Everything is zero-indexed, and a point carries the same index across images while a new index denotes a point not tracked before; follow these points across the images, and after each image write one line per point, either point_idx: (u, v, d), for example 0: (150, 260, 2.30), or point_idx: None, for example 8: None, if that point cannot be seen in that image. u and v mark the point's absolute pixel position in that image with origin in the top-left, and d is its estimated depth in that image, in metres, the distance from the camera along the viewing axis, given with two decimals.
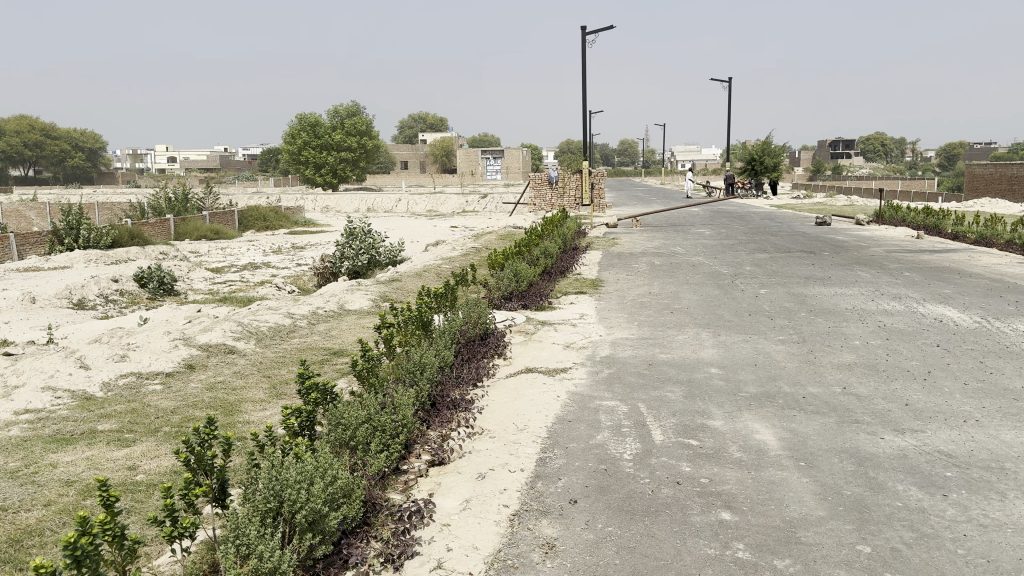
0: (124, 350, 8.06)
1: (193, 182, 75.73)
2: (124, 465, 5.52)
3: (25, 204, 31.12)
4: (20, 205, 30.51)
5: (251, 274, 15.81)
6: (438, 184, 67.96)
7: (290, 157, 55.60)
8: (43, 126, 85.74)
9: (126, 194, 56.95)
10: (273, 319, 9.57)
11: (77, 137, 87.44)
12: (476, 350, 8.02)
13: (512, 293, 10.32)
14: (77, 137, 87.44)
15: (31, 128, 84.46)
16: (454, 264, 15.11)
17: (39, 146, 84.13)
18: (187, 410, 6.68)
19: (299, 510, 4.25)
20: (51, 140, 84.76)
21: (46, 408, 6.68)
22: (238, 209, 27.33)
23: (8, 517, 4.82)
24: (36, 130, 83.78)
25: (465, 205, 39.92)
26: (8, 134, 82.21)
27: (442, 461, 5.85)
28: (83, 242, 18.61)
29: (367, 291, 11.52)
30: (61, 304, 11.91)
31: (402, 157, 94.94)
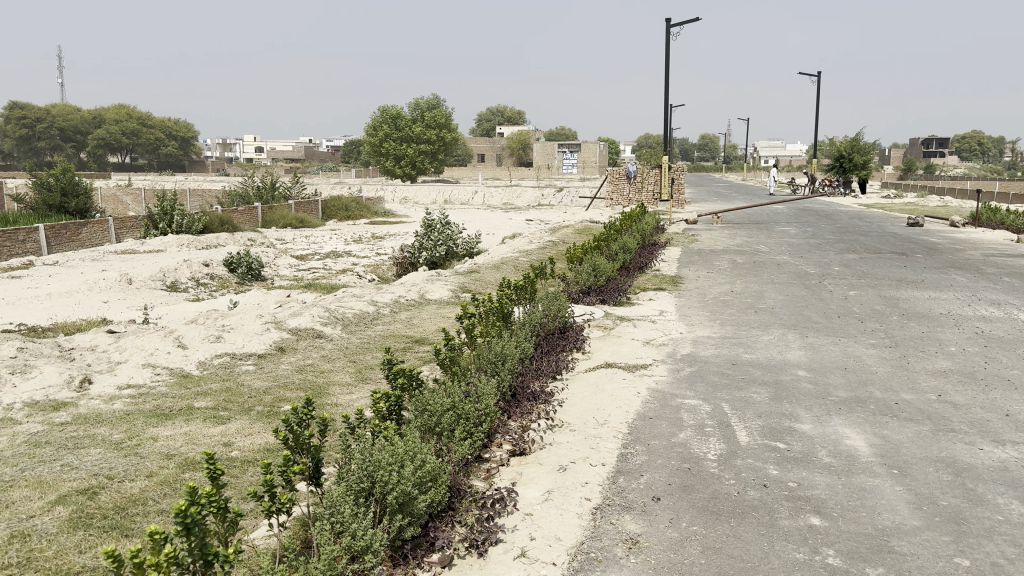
0: (218, 331, 8.36)
1: (278, 172, 77.66)
2: (221, 441, 5.74)
3: (125, 189, 32.61)
4: (118, 190, 31.98)
5: (333, 262, 16.20)
6: (515, 179, 67.88)
7: (372, 149, 56.94)
8: (140, 116, 89.48)
9: (215, 182, 58.92)
10: (358, 306, 9.77)
11: (169, 126, 90.92)
12: (555, 343, 8.04)
13: (590, 288, 10.30)
14: (169, 126, 90.91)
15: (129, 117, 88.22)
16: (533, 258, 15.13)
17: (136, 135, 87.54)
18: (278, 390, 6.90)
19: (390, 491, 4.35)
20: (148, 127, 87.77)
21: (146, 384, 7.00)
22: (322, 199, 28.04)
23: (114, 486, 5.06)
24: (134, 119, 87.25)
25: (542, 198, 39.93)
26: (108, 124, 85.81)
27: (522, 451, 5.89)
28: (176, 227, 19.38)
29: (447, 282, 11.65)
30: (156, 286, 12.43)
31: (479, 149, 95.34)
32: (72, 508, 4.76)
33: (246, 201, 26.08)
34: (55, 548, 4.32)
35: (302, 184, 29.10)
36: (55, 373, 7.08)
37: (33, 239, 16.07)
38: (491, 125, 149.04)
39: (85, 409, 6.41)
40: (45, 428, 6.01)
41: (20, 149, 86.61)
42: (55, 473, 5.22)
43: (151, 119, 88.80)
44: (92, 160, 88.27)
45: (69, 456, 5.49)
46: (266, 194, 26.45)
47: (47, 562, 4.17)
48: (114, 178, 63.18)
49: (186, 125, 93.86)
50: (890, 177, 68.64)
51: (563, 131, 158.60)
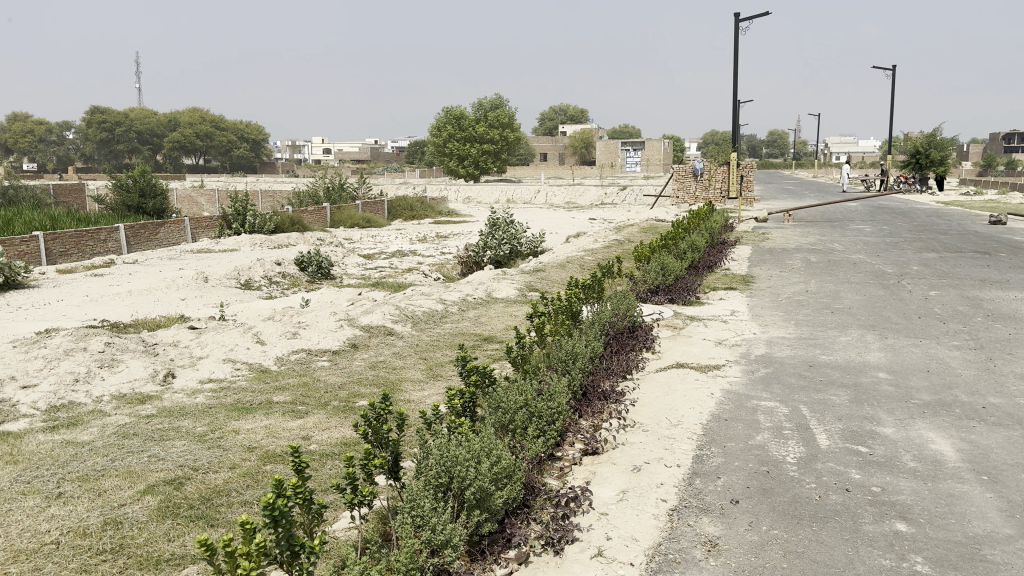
0: (295, 328, 8.57)
1: (344, 172, 78.98)
2: (300, 434, 5.88)
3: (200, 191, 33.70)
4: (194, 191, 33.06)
5: (399, 261, 16.45)
6: (576, 177, 67.59)
7: (436, 149, 57.62)
8: (212, 119, 92.04)
9: (285, 182, 60.45)
10: (427, 304, 9.90)
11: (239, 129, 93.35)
12: (624, 342, 7.99)
13: (659, 287, 10.23)
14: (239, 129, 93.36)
15: (202, 120, 90.26)
16: (599, 257, 15.05)
17: (209, 137, 89.74)
18: (353, 386, 7.04)
19: (468, 487, 4.37)
20: (221, 130, 90.23)
21: (227, 378, 7.24)
22: (388, 199, 28.47)
23: (199, 477, 5.23)
24: (207, 122, 89.50)
25: (605, 197, 39.76)
26: (181, 127, 88.63)
27: (595, 450, 5.88)
28: (249, 227, 19.98)
29: (514, 281, 11.72)
30: (231, 284, 12.80)
31: (541, 148, 95.22)
32: (160, 497, 4.93)
33: (316, 201, 26.69)
34: (146, 535, 4.47)
35: (369, 184, 29.60)
36: (141, 367, 7.38)
37: (115, 239, 16.73)
38: (552, 124, 148.60)
39: (169, 402, 6.66)
40: (133, 419, 6.26)
41: (99, 152, 90.35)
42: (143, 464, 5.41)
43: (221, 121, 91.31)
44: (167, 163, 91.48)
45: (155, 448, 5.69)
46: (335, 194, 27.02)
47: (139, 548, 4.32)
48: (187, 179, 65.28)
49: (254, 126, 96.34)
50: (972, 174, 65.91)
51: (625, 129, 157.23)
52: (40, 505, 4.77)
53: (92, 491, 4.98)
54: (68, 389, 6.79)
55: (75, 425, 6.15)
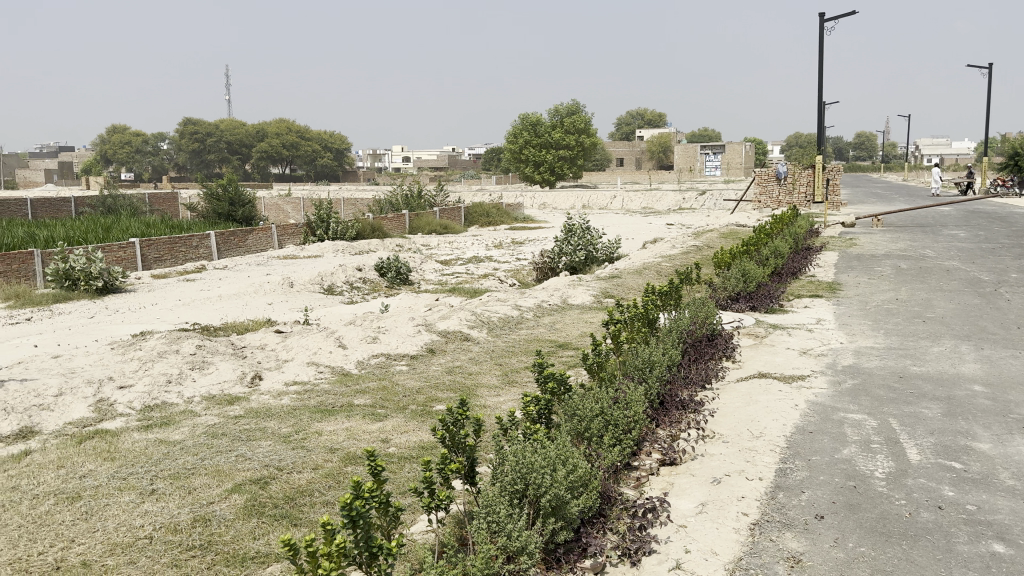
0: (375, 332, 8.77)
1: (422, 179, 80.11)
2: (379, 437, 6.02)
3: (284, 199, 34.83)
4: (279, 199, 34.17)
5: (476, 267, 16.63)
6: (653, 182, 66.78)
7: (512, 156, 57.98)
8: (297, 129, 95.13)
9: (366, 190, 61.96)
10: (503, 310, 9.97)
11: (322, 139, 96.17)
12: (703, 351, 7.85)
13: (740, 294, 10.04)
14: (322, 139, 96.17)
15: (288, 130, 92.41)
16: (677, 264, 14.83)
17: (295, 147, 91.79)
18: (431, 391, 7.16)
19: (543, 494, 4.34)
20: (305, 139, 93.11)
21: (311, 381, 7.47)
22: (465, 205, 28.80)
23: (283, 476, 5.41)
24: (292, 132, 91.59)
25: (683, 202, 39.17)
26: (268, 136, 91.87)
27: (673, 461, 5.79)
28: (332, 234, 20.59)
29: (589, 287, 11.68)
30: (315, 289, 13.22)
31: (618, 153, 94.45)
32: (247, 496, 5.12)
33: (396, 209, 27.25)
34: (232, 533, 4.64)
35: (446, 191, 30.02)
36: (231, 370, 7.69)
37: (206, 245, 17.48)
38: (628, 129, 147.30)
39: (256, 403, 6.92)
40: (221, 420, 6.52)
41: (192, 162, 94.71)
42: (230, 463, 5.63)
43: (306, 130, 94.25)
44: (254, 172, 95.14)
45: (242, 448, 5.91)
46: (414, 202, 27.52)
47: (225, 546, 4.50)
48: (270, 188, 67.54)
49: (336, 135, 99.10)
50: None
51: (704, 133, 154.52)
52: (135, 500, 5.03)
53: (183, 489, 5.21)
54: (162, 390, 7.13)
55: (169, 424, 6.46)
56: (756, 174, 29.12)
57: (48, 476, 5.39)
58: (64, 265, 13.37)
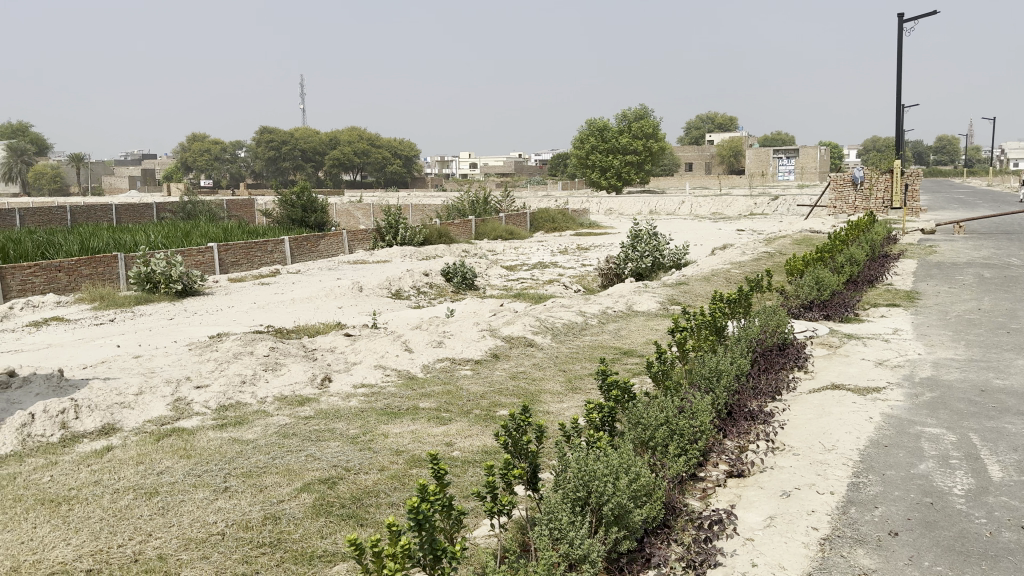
0: (440, 337, 8.88)
1: (489, 185, 80.62)
2: (444, 441, 6.10)
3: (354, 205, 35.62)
4: (349, 205, 34.96)
5: (541, 273, 16.66)
6: (723, 187, 65.62)
7: (578, 161, 57.84)
8: (368, 136, 97.16)
9: (433, 197, 62.79)
10: (567, 316, 9.96)
11: (392, 146, 97.92)
12: (774, 361, 7.67)
13: (813, 302, 9.77)
14: (392, 146, 97.92)
15: (360, 138, 94.72)
16: (746, 271, 14.54)
17: (366, 154, 93.94)
18: (494, 395, 7.22)
19: (606, 502, 4.30)
20: (375, 147, 95.02)
21: (378, 384, 7.63)
22: (530, 211, 28.90)
23: (351, 477, 5.53)
24: (364, 140, 93.87)
25: (754, 208, 38.33)
26: (340, 144, 94.10)
27: (740, 473, 5.66)
28: (400, 240, 20.96)
29: (655, 294, 11.56)
30: (383, 293, 13.48)
31: (687, 158, 93.06)
32: (316, 495, 5.26)
33: (462, 215, 27.54)
34: (301, 531, 4.77)
35: (513, 197, 30.17)
36: (301, 371, 7.91)
37: (280, 250, 18.02)
38: (698, 133, 145.08)
39: (325, 405, 7.11)
40: (291, 420, 6.72)
41: (267, 169, 97.77)
42: (300, 462, 5.79)
43: (377, 137, 96.14)
44: (327, 179, 97.60)
45: (311, 448, 6.07)
46: (480, 207, 27.76)
47: (294, 543, 4.63)
48: (340, 194, 69.14)
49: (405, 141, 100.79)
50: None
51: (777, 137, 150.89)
52: (209, 497, 5.22)
53: (254, 487, 5.39)
54: (237, 390, 7.39)
55: (242, 423, 6.70)
56: (831, 178, 28.29)
57: (128, 472, 5.65)
58: (147, 268, 13.99)
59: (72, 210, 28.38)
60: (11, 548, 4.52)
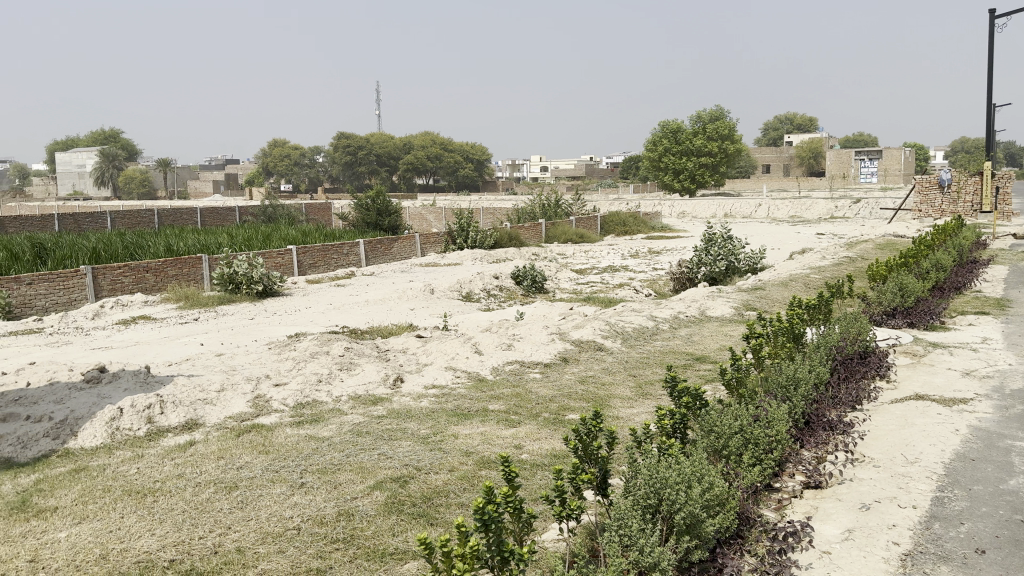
0: (510, 340, 8.93)
1: (561, 188, 80.49)
2: (513, 443, 6.13)
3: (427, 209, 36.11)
4: (422, 208, 35.48)
5: (611, 277, 16.55)
6: (802, 190, 63.77)
7: (651, 164, 57.16)
8: (441, 140, 98.41)
9: (504, 200, 63.15)
10: (638, 320, 9.87)
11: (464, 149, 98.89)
12: (854, 369, 7.41)
13: (896, 309, 9.41)
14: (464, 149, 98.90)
15: (433, 143, 96.10)
16: (826, 276, 14.10)
17: (439, 159, 95.13)
18: (563, 399, 7.21)
19: (678, 511, 4.23)
20: (448, 151, 96.16)
21: (448, 385, 7.73)
22: (602, 214, 28.74)
23: (422, 476, 5.61)
24: (437, 144, 95.18)
25: (834, 211, 37.12)
26: (414, 149, 95.71)
27: (817, 484, 5.49)
28: (471, 242, 21.17)
29: (729, 299, 11.34)
30: (454, 296, 13.64)
31: (764, 160, 90.78)
32: (387, 493, 5.36)
33: (533, 218, 27.61)
34: (373, 528, 4.87)
35: (584, 200, 30.07)
36: (374, 371, 8.08)
37: (355, 252, 18.44)
38: (775, 134, 141.43)
39: (397, 405, 7.24)
40: (365, 419, 6.87)
41: (343, 174, 100.18)
42: (373, 461, 5.91)
43: (450, 141, 97.23)
44: (400, 183, 99.29)
45: (383, 447, 6.19)
46: (551, 211, 27.77)
47: (366, 540, 4.73)
48: (413, 197, 70.20)
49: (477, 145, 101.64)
50: None
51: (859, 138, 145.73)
52: (286, 492, 5.39)
53: (329, 483, 5.53)
54: (313, 389, 7.61)
55: (318, 421, 6.88)
56: (916, 180, 27.16)
57: (210, 466, 5.88)
58: (229, 270, 14.53)
59: (160, 213, 29.71)
60: (100, 536, 4.77)
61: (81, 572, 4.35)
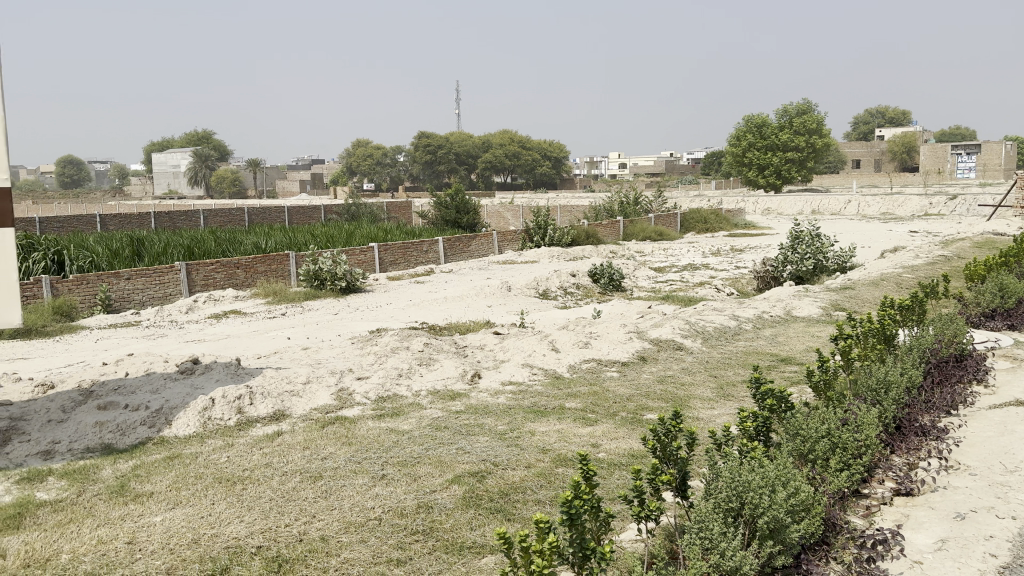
0: (587, 338, 8.89)
1: (640, 185, 79.50)
2: (589, 441, 6.11)
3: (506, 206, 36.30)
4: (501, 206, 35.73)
5: (691, 275, 16.28)
6: (894, 186, 61.11)
7: (734, 159, 55.85)
8: (519, 138, 98.70)
9: (583, 198, 62.79)
10: (719, 320, 9.67)
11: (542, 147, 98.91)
12: (949, 373, 7.07)
13: (995, 310, 8.93)
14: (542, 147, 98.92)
15: (512, 141, 96.59)
16: (920, 276, 13.48)
17: (517, 156, 95.43)
18: (642, 399, 7.14)
19: (761, 515, 4.12)
20: (526, 149, 96.38)
21: (525, 382, 7.76)
22: (682, 211, 28.27)
23: (499, 472, 5.66)
24: (515, 142, 95.61)
25: (929, 208, 35.43)
26: (493, 147, 96.43)
27: (908, 491, 5.25)
28: (549, 240, 21.20)
29: (816, 299, 10.99)
30: (531, 293, 13.69)
31: (853, 155, 87.36)
32: (465, 487, 5.43)
33: (612, 216, 27.40)
34: (452, 522, 4.95)
35: (664, 197, 29.64)
36: (452, 367, 8.19)
37: (434, 250, 18.72)
38: (864, 128, 135.94)
39: (475, 400, 7.32)
40: (444, 413, 6.98)
41: (423, 173, 101.78)
42: (451, 455, 6.00)
43: (528, 140, 97.53)
44: (479, 181, 100.15)
45: (461, 441, 6.28)
46: (630, 208, 27.51)
47: (445, 533, 4.80)
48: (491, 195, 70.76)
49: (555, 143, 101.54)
50: None
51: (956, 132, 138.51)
52: (367, 483, 5.53)
53: (409, 476, 5.65)
54: (393, 383, 7.77)
55: (398, 415, 7.03)
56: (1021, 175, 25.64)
57: (296, 456, 6.09)
58: (314, 267, 14.98)
59: (250, 211, 30.92)
60: (192, 521, 5.00)
61: (175, 555, 4.56)
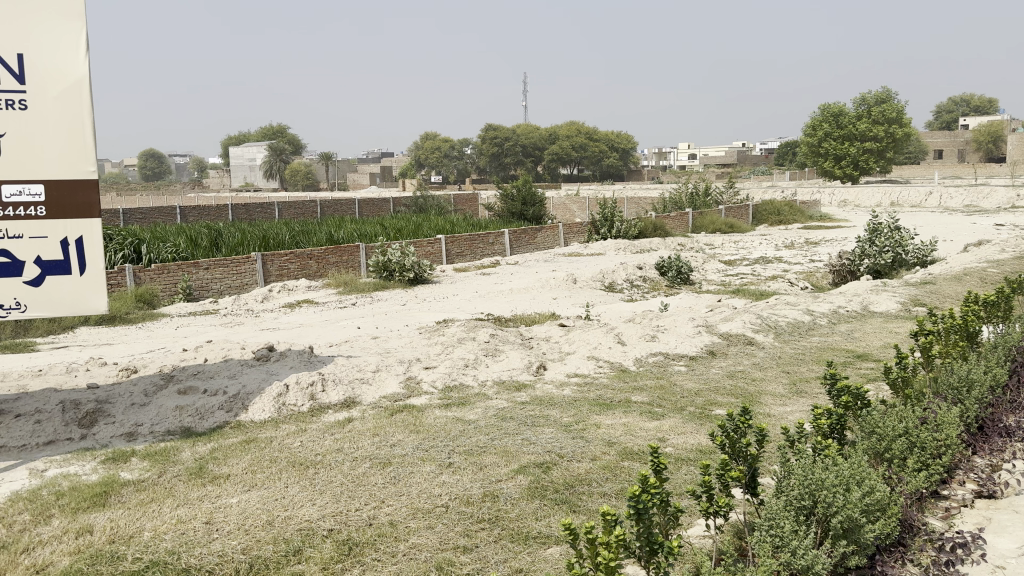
0: (654, 331, 8.81)
1: (710, 176, 78.01)
2: (656, 436, 6.07)
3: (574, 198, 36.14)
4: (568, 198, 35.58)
5: (763, 268, 15.93)
6: (981, 176, 58.25)
7: (809, 149, 54.20)
8: (586, 130, 98.06)
9: (652, 189, 62.03)
10: (792, 314, 9.45)
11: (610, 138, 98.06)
12: None
13: None
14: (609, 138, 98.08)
15: (579, 133, 96.05)
16: (1008, 271, 12.85)
17: (584, 148, 94.85)
18: (710, 393, 7.04)
19: (834, 514, 4.02)
20: (593, 140, 95.72)
21: (591, 374, 7.76)
22: (754, 203, 27.61)
23: (564, 463, 5.68)
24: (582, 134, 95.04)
25: (1017, 199, 33.68)
26: (560, 139, 96.10)
27: (991, 494, 5.02)
28: (616, 233, 21.05)
29: (894, 293, 10.61)
30: (597, 286, 13.64)
31: (936, 144, 83.68)
32: (530, 478, 5.46)
33: (681, 208, 26.99)
34: (517, 511, 4.99)
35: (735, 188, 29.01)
36: (518, 358, 8.23)
37: (501, 242, 18.81)
38: (948, 116, 130.01)
39: (540, 392, 7.34)
40: (509, 404, 7.03)
41: (490, 165, 102.28)
42: (517, 445, 6.04)
43: (595, 132, 96.84)
44: (546, 173, 100.00)
45: (527, 432, 6.31)
46: (699, 200, 27.02)
47: (510, 522, 4.85)
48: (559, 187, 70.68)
49: (623, 135, 100.52)
50: None
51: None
52: (435, 471, 5.63)
53: (475, 465, 5.72)
54: (460, 372, 7.88)
55: (465, 404, 7.12)
56: None
57: (366, 442, 6.24)
58: (384, 258, 15.26)
59: (324, 203, 31.66)
60: (267, 503, 5.18)
61: (251, 535, 4.74)
